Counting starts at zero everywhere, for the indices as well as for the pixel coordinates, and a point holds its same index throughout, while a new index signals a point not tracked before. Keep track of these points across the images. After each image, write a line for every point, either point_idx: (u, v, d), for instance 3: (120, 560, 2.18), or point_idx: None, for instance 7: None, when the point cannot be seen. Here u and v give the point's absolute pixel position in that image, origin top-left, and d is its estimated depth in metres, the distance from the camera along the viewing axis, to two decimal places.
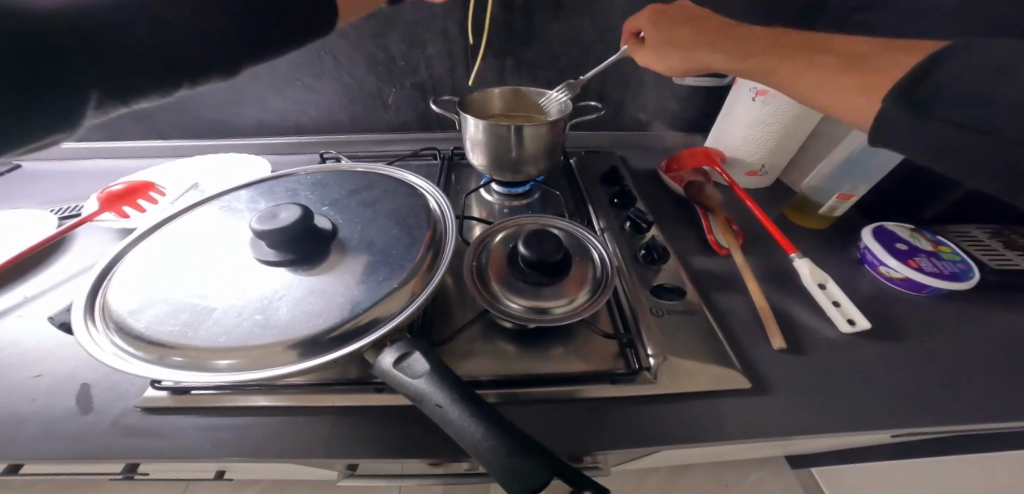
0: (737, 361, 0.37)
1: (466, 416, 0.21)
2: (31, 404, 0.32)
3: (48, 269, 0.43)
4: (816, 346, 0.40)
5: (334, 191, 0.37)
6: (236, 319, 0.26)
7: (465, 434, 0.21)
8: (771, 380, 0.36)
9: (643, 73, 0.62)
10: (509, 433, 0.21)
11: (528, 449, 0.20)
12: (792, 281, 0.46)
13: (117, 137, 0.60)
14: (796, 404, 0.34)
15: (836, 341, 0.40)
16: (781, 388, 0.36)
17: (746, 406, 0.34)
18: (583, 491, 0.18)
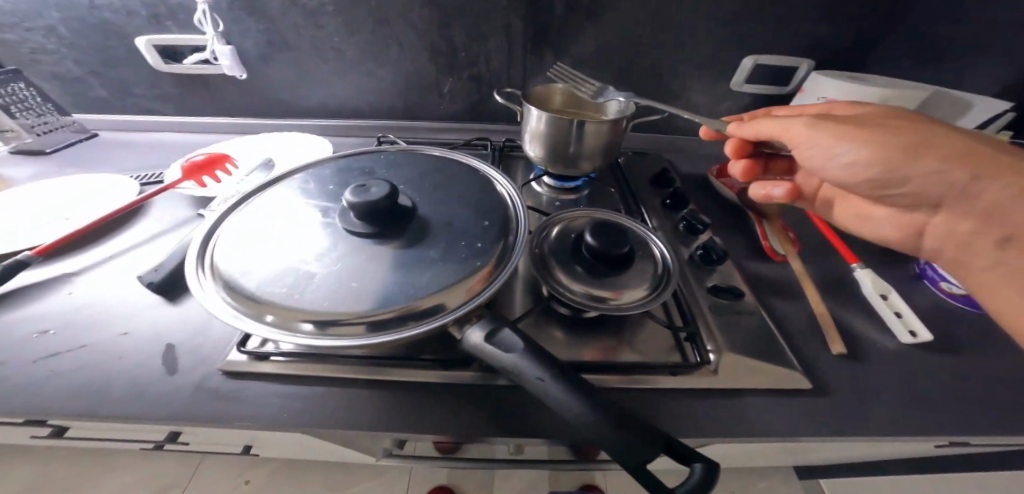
0: (798, 363, 0.37)
1: (568, 392, 0.22)
2: (121, 362, 0.33)
3: (126, 233, 0.44)
4: (876, 354, 0.39)
5: (410, 171, 0.38)
6: (336, 285, 0.28)
7: (568, 409, 0.22)
8: (833, 384, 0.36)
9: (697, 76, 0.62)
10: (613, 409, 0.22)
11: (636, 425, 0.21)
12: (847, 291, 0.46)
13: (188, 113, 0.64)
14: (860, 410, 0.34)
15: (896, 352, 0.40)
16: (844, 393, 0.35)
17: (809, 407, 0.34)
18: (694, 463, 0.20)
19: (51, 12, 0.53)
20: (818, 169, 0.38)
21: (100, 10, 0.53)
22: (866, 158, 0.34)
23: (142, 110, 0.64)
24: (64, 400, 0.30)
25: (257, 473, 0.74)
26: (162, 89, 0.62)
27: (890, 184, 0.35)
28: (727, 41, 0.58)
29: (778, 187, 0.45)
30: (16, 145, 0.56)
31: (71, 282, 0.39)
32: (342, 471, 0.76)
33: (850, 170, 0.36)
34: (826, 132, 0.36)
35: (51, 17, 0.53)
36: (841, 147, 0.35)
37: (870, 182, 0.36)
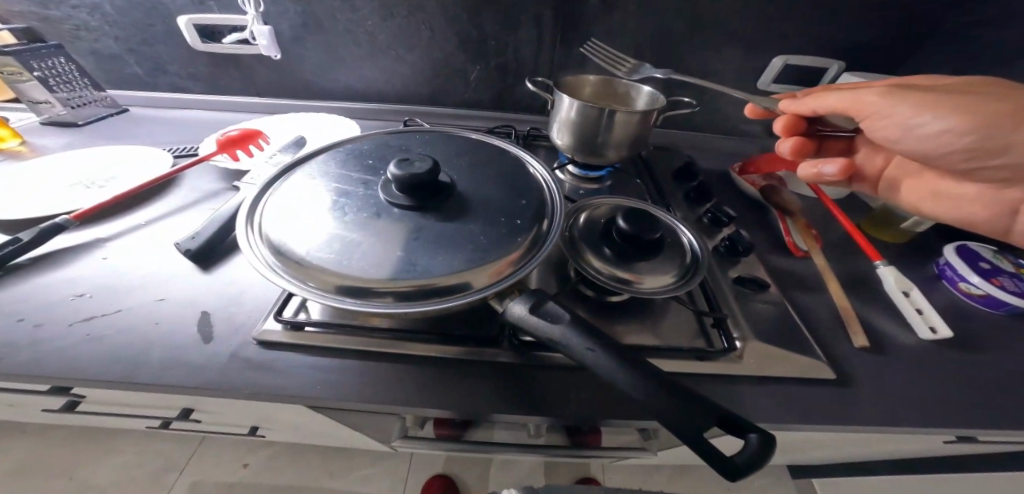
0: (821, 353, 0.38)
1: (621, 364, 0.23)
2: (156, 327, 0.32)
3: (155, 205, 0.44)
4: (896, 348, 0.40)
5: (446, 150, 0.39)
6: (382, 253, 0.28)
7: (621, 380, 0.22)
8: (856, 375, 0.37)
9: (720, 74, 0.63)
10: (665, 381, 0.22)
11: (690, 396, 0.22)
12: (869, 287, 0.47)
13: (217, 91, 0.65)
14: (882, 398, 0.35)
15: (916, 346, 0.40)
16: (867, 383, 0.36)
17: (834, 395, 0.34)
18: (747, 433, 0.21)
19: None
20: (899, 139, 0.41)
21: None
22: (954, 125, 0.37)
23: (175, 88, 0.65)
24: (99, 364, 0.29)
25: (259, 454, 0.76)
26: (194, 67, 0.63)
27: (983, 152, 0.37)
28: (752, 39, 0.60)
29: (832, 164, 0.46)
30: (48, 117, 0.56)
31: (102, 247, 0.38)
32: (344, 455, 0.78)
33: (937, 137, 0.38)
34: (905, 103, 0.39)
35: None
36: (924, 116, 0.38)
37: (960, 149, 0.38)
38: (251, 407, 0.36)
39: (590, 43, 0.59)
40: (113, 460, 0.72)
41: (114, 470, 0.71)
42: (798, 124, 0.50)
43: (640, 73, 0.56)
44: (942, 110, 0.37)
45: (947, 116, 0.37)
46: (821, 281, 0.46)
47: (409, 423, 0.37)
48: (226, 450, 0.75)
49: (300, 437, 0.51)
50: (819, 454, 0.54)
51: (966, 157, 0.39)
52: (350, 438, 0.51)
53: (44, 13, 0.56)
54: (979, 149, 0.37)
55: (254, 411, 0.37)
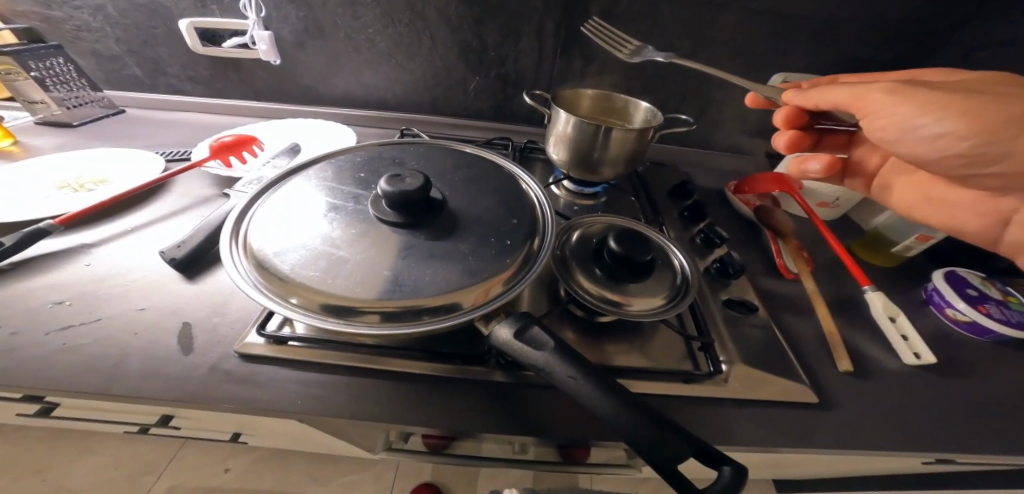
0: (805, 376, 0.38)
1: (599, 391, 0.22)
2: (135, 337, 0.32)
3: (143, 210, 0.44)
4: (881, 373, 0.40)
5: (441, 165, 0.39)
6: (368, 271, 0.28)
7: (599, 407, 0.22)
8: (840, 399, 0.37)
9: (719, 92, 0.64)
10: (643, 409, 0.22)
11: (666, 426, 0.21)
12: (857, 311, 0.47)
13: (217, 95, 0.65)
14: (864, 423, 0.35)
15: (900, 371, 0.40)
16: (849, 408, 0.36)
17: (817, 420, 0.34)
18: (722, 466, 0.21)
19: None
20: (897, 141, 0.39)
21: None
22: (955, 130, 0.35)
23: (174, 90, 0.65)
24: (75, 376, 0.29)
25: (241, 460, 0.75)
26: (194, 70, 0.62)
27: (982, 158, 0.37)
28: (751, 58, 0.60)
29: (817, 161, 0.46)
30: (43, 117, 0.56)
31: (88, 253, 0.38)
32: (329, 462, 0.77)
33: (936, 141, 0.37)
34: (910, 102, 0.37)
35: None
36: (927, 119, 0.36)
37: (957, 155, 0.38)
38: (234, 417, 0.35)
39: (590, 21, 0.56)
40: (92, 460, 0.71)
41: (93, 470, 0.70)
42: (799, 117, 0.48)
43: (642, 56, 0.53)
44: (946, 111, 0.35)
45: (949, 120, 0.35)
46: (810, 304, 0.46)
47: (394, 436, 0.37)
48: (206, 455, 0.74)
49: (282, 443, 0.50)
50: (804, 473, 0.54)
51: (960, 160, 0.38)
52: (333, 446, 0.51)
53: (46, 14, 0.56)
54: (977, 156, 0.37)
55: (234, 420, 0.37)
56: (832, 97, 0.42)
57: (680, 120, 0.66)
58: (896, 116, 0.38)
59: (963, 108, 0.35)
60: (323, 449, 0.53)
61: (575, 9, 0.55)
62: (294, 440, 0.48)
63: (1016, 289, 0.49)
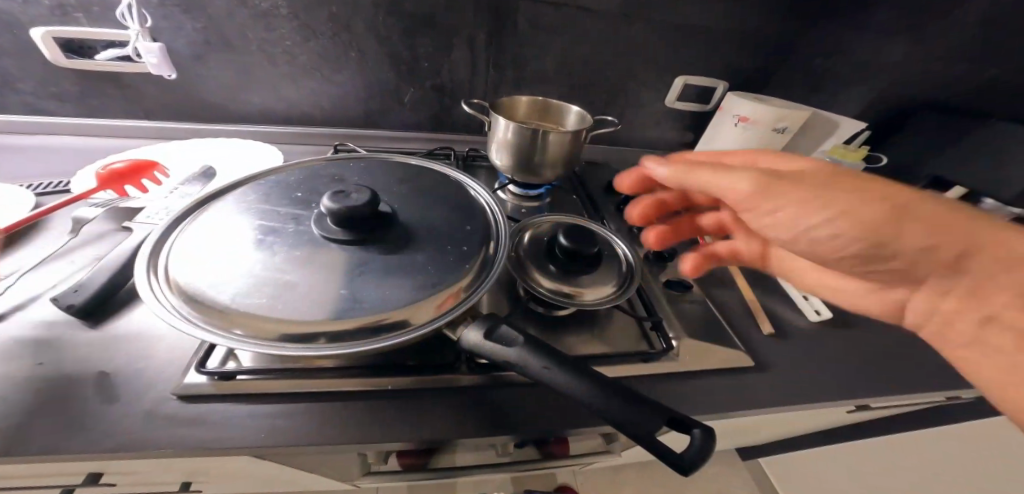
0: (739, 343, 0.43)
1: (569, 379, 0.23)
2: (35, 394, 0.26)
3: (22, 251, 0.36)
4: (794, 333, 0.47)
5: (386, 178, 0.38)
6: (319, 292, 0.27)
7: (572, 396, 0.23)
8: (767, 359, 0.42)
9: (639, 97, 0.71)
10: (614, 389, 0.23)
11: (636, 402, 0.23)
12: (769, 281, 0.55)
13: (96, 114, 0.56)
14: (788, 379, 0.40)
15: (807, 328, 0.48)
16: (776, 366, 0.42)
17: (752, 380, 0.39)
18: (690, 430, 0.23)
19: None
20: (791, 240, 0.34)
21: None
22: (845, 232, 0.30)
23: (35, 110, 0.54)
24: None
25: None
26: (60, 86, 0.53)
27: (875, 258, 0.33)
28: (662, 65, 0.68)
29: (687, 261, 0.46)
30: None
31: None
32: None
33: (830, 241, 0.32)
34: (789, 201, 0.32)
35: None
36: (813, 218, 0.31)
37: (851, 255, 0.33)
38: (173, 467, 0.31)
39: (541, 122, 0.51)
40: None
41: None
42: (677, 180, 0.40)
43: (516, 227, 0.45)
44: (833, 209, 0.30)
45: (841, 220, 0.30)
46: (732, 277, 0.54)
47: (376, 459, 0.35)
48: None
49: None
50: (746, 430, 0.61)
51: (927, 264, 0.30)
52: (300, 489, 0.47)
53: None
54: (873, 254, 0.32)
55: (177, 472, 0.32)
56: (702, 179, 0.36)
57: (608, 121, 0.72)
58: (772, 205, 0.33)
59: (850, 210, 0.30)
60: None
61: (503, 23, 0.57)
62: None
63: None
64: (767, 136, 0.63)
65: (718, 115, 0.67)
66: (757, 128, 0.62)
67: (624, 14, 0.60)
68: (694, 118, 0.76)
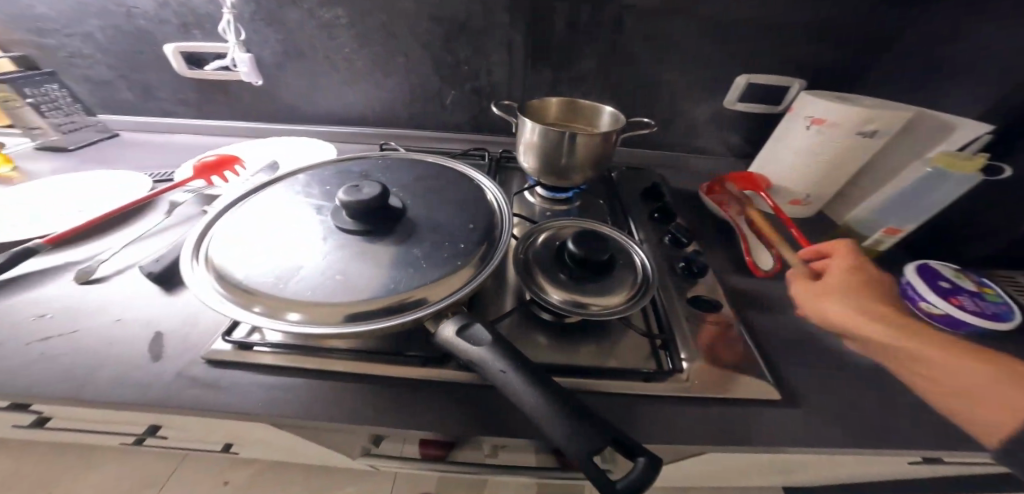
0: (768, 373, 0.38)
1: (523, 384, 0.24)
2: (109, 347, 0.33)
3: (128, 229, 0.46)
4: (849, 369, 0.39)
5: (405, 175, 0.41)
6: (322, 277, 0.30)
7: (521, 400, 0.24)
8: (803, 395, 0.36)
9: (691, 97, 0.66)
10: (563, 401, 0.23)
11: (581, 419, 0.22)
12: None
13: (205, 116, 0.69)
14: (826, 421, 0.34)
15: (869, 366, 0.40)
16: (814, 405, 0.36)
17: (777, 415, 0.34)
18: (635, 456, 0.22)
19: (92, 20, 0.57)
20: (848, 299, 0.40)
21: (134, 17, 0.57)
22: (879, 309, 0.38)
23: (166, 112, 0.68)
24: (49, 382, 0.30)
25: (237, 476, 0.72)
26: (182, 93, 0.66)
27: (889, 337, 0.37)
28: (720, 61, 0.61)
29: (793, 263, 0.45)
30: (41, 142, 0.59)
31: (73, 269, 0.40)
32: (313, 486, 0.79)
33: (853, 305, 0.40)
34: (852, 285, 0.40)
35: (91, 24, 0.58)
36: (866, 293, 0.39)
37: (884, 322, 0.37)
38: (208, 424, 0.37)
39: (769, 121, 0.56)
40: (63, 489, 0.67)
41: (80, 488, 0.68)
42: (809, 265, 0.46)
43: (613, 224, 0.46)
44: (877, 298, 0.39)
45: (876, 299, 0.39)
46: (778, 299, 0.47)
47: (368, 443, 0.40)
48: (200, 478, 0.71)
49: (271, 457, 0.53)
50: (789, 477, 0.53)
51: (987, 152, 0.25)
52: (323, 456, 0.52)
53: (40, 42, 0.60)
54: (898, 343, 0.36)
55: (217, 430, 0.39)
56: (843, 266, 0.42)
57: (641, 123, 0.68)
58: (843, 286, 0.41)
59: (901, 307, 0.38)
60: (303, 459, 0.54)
61: (541, 24, 0.57)
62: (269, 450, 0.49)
63: (991, 281, 0.49)
64: (854, 139, 0.52)
65: (788, 117, 0.57)
66: (838, 131, 0.52)
67: (674, 8, 0.56)
68: (759, 120, 0.68)
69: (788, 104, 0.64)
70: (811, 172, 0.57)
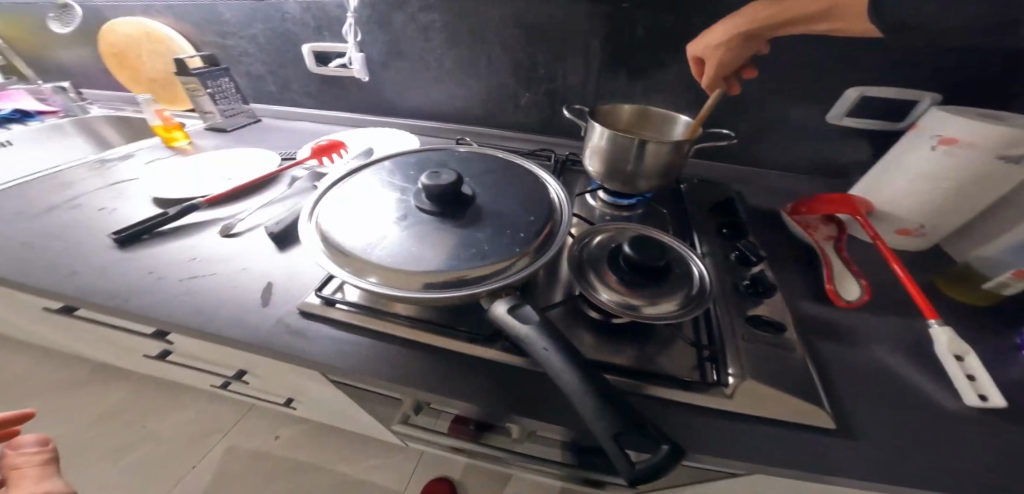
0: (825, 402, 0.36)
1: (563, 362, 0.26)
2: (235, 289, 0.41)
3: (254, 197, 0.56)
4: (931, 417, 0.35)
5: (477, 167, 0.45)
6: (401, 248, 0.35)
7: (559, 376, 0.26)
8: (865, 433, 0.34)
9: (780, 109, 0.61)
10: (598, 386, 0.25)
11: (612, 404, 0.24)
12: (918, 350, 0.42)
13: (321, 106, 0.81)
14: (888, 461, 0.32)
15: (959, 417, 0.35)
16: (876, 445, 0.33)
17: (829, 446, 0.33)
18: (662, 446, 0.23)
19: (258, 24, 0.71)
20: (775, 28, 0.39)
21: (285, 21, 0.69)
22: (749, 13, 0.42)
23: (293, 103, 0.82)
24: (190, 314, 0.39)
25: (288, 432, 0.91)
26: (309, 86, 0.78)
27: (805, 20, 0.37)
28: (820, 72, 0.57)
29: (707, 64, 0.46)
30: (211, 123, 0.76)
31: (215, 224, 0.50)
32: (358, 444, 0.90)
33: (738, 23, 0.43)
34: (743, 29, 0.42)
35: (256, 27, 0.71)
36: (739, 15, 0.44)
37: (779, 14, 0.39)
38: (292, 370, 0.44)
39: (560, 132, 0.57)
40: (177, 415, 0.92)
41: (181, 419, 0.91)
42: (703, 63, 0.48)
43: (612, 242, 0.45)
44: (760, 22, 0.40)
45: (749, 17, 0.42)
46: (855, 332, 0.43)
47: (409, 409, 0.47)
48: (260, 429, 0.91)
49: (323, 415, 0.64)
50: None
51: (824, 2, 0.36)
52: (368, 419, 0.59)
53: (222, 43, 0.76)
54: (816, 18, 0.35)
55: (296, 377, 0.47)
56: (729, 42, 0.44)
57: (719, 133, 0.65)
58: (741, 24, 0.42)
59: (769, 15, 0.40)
60: (351, 419, 0.61)
61: (621, 29, 0.58)
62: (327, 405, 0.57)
63: None
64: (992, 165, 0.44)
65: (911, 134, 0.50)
66: (973, 154, 0.44)
67: None
68: (863, 139, 0.61)
69: (912, 122, 0.55)
70: (923, 200, 0.50)
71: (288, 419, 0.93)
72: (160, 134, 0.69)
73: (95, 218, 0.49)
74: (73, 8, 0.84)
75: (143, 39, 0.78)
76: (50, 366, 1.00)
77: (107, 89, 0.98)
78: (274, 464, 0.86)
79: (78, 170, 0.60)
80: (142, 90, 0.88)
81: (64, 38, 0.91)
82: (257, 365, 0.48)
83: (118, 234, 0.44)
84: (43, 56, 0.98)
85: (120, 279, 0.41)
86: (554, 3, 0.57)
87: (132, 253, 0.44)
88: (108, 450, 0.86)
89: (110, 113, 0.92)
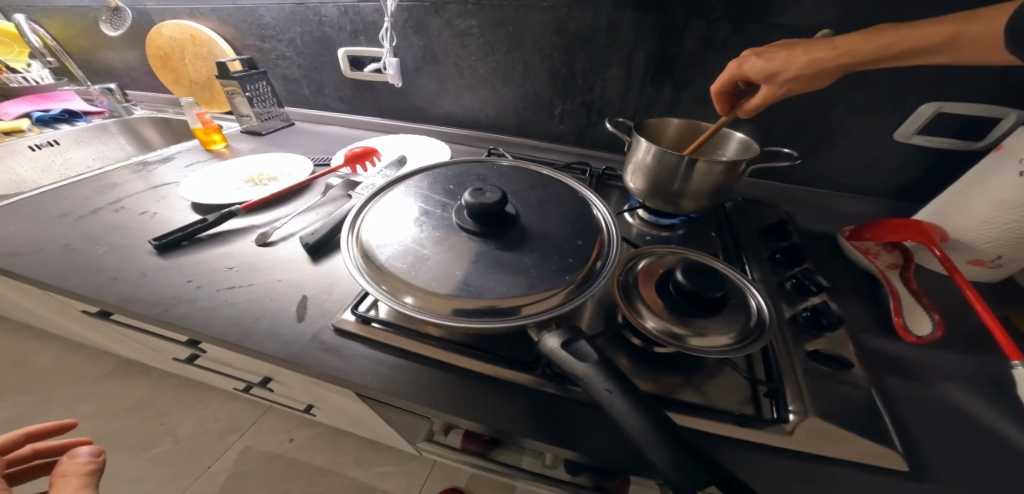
0: (899, 443, 0.32)
1: (625, 404, 0.25)
2: (270, 301, 0.41)
3: (289, 205, 0.55)
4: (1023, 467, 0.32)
5: (519, 183, 0.43)
6: (443, 270, 0.33)
7: (621, 417, 0.25)
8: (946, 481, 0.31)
9: (834, 125, 0.58)
10: (665, 431, 0.24)
11: (685, 453, 0.23)
12: (999, 392, 0.38)
13: (354, 111, 0.81)
14: None
15: None
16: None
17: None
18: None
19: (296, 29, 0.71)
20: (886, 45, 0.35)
21: (323, 24, 0.69)
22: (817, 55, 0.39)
23: (328, 107, 0.83)
24: (226, 326, 0.38)
25: (303, 434, 0.92)
26: (343, 91, 0.78)
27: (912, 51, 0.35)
28: (885, 84, 0.52)
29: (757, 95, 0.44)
30: (248, 127, 0.77)
31: (251, 232, 0.50)
32: (373, 451, 0.90)
33: (799, 54, 0.40)
34: (810, 49, 0.39)
35: (295, 31, 0.72)
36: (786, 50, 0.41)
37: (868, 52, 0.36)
38: (319, 383, 0.43)
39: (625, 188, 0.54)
40: (199, 412, 0.94)
41: (201, 417, 0.93)
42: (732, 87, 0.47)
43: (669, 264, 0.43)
44: (841, 51, 0.38)
45: (809, 50, 0.39)
46: (925, 368, 0.40)
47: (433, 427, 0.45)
48: (275, 429, 0.92)
49: (342, 423, 0.63)
50: None
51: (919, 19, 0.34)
52: (388, 433, 0.58)
53: (259, 48, 0.77)
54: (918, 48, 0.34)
55: (321, 389, 0.47)
56: (793, 66, 0.40)
57: (784, 153, 0.61)
58: (811, 56, 0.39)
59: (855, 45, 0.37)
60: (371, 430, 0.61)
61: (668, 38, 0.55)
62: (346, 416, 0.57)
63: None
64: None
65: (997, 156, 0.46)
66: None
67: None
68: (927, 157, 0.57)
69: (994, 143, 0.50)
70: (1003, 229, 0.45)
71: (303, 421, 0.94)
72: (200, 137, 0.70)
73: (138, 222, 0.50)
74: (121, 11, 0.87)
75: (188, 42, 0.80)
76: (85, 357, 1.04)
77: (151, 90, 1.02)
78: (288, 466, 0.87)
79: (122, 172, 0.61)
80: (182, 91, 0.90)
81: (113, 42, 0.95)
82: (283, 375, 0.47)
83: (157, 240, 0.45)
84: (93, 58, 1.02)
85: (158, 286, 0.41)
86: (596, 9, 0.55)
87: (171, 260, 0.44)
88: (133, 443, 0.88)
89: (152, 114, 0.95)
